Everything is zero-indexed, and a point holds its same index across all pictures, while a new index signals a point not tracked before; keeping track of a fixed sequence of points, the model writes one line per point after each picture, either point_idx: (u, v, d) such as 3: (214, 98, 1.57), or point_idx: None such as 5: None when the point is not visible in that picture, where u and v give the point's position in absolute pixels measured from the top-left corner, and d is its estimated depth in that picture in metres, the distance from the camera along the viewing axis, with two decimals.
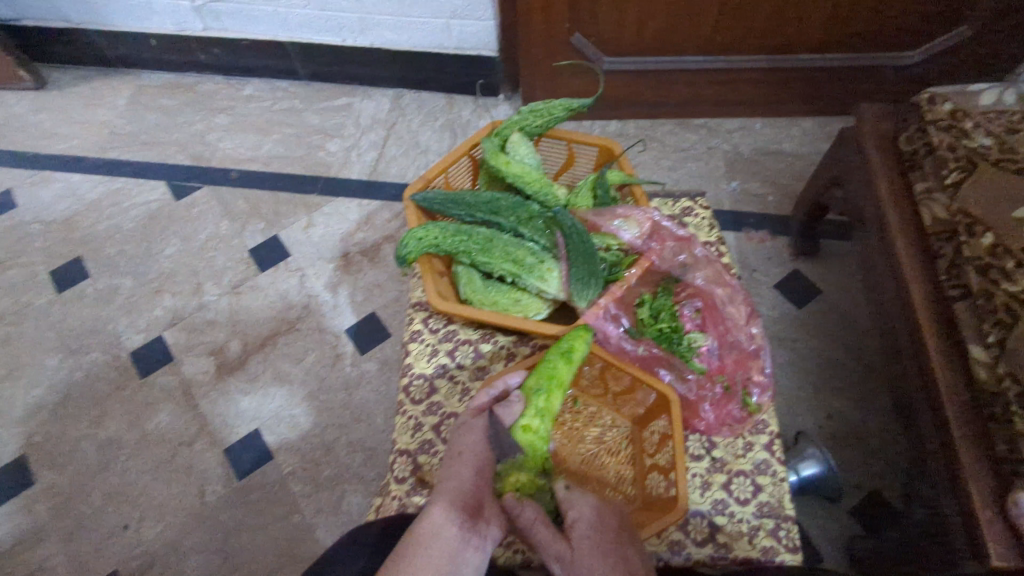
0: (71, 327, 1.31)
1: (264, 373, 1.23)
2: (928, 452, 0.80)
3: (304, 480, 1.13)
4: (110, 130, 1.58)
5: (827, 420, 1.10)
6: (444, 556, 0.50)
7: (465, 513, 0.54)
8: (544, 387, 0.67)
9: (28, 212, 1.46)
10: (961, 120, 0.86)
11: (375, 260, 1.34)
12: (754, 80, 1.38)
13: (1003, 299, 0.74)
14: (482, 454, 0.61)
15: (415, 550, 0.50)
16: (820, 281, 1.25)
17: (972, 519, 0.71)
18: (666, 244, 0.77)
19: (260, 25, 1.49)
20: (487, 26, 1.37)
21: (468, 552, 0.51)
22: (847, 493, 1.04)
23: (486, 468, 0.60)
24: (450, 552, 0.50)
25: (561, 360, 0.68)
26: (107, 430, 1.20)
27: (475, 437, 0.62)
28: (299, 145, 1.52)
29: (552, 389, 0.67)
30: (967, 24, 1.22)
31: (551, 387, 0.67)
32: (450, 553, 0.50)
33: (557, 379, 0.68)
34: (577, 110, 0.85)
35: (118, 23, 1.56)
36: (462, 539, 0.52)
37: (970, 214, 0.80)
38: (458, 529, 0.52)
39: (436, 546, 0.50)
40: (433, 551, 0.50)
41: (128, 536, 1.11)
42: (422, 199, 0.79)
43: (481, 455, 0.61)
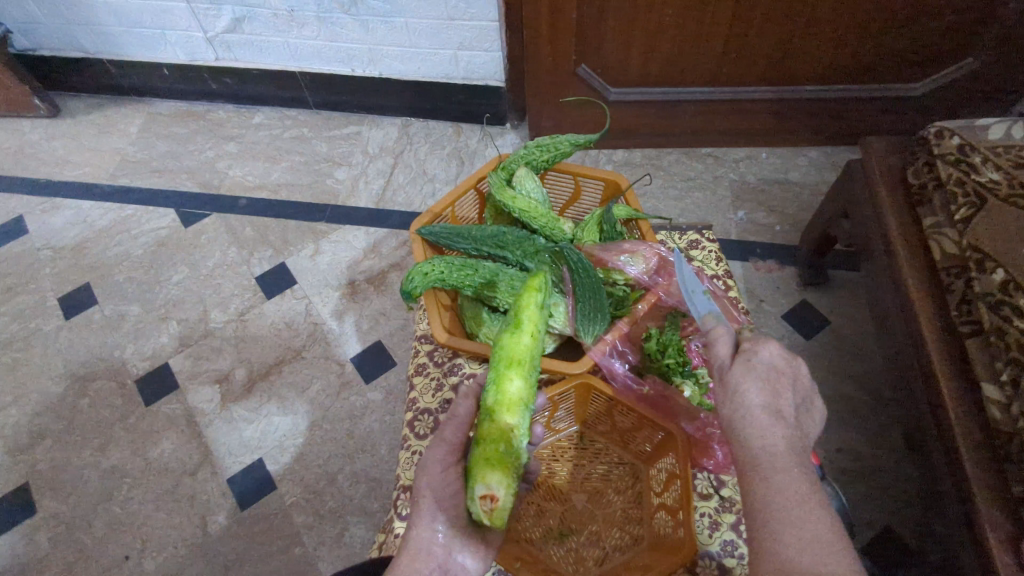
0: (77, 354, 1.31)
1: (268, 402, 1.23)
2: (942, 490, 0.79)
3: (307, 510, 1.12)
4: (122, 157, 1.60)
5: (837, 454, 1.08)
6: None
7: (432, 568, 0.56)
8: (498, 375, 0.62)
9: (39, 238, 1.48)
10: (969, 154, 0.86)
11: (381, 289, 1.34)
12: (759, 111, 1.39)
13: (1016, 336, 0.73)
14: (439, 494, 0.58)
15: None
16: (828, 311, 1.24)
17: (989, 564, 0.69)
18: (673, 280, 0.74)
19: (271, 55, 1.51)
20: (495, 57, 1.39)
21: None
22: (858, 530, 1.02)
23: (450, 509, 0.57)
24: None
25: (519, 333, 0.64)
26: (110, 458, 1.19)
27: (433, 473, 0.58)
28: (307, 173, 1.54)
29: (509, 366, 0.62)
30: (972, 56, 1.22)
31: (504, 372, 0.62)
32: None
33: (518, 353, 0.63)
34: (584, 144, 0.85)
35: (132, 53, 1.59)
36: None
37: (981, 249, 0.80)
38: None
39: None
40: None
41: (129, 567, 1.09)
42: (429, 232, 0.79)
43: (441, 496, 0.58)
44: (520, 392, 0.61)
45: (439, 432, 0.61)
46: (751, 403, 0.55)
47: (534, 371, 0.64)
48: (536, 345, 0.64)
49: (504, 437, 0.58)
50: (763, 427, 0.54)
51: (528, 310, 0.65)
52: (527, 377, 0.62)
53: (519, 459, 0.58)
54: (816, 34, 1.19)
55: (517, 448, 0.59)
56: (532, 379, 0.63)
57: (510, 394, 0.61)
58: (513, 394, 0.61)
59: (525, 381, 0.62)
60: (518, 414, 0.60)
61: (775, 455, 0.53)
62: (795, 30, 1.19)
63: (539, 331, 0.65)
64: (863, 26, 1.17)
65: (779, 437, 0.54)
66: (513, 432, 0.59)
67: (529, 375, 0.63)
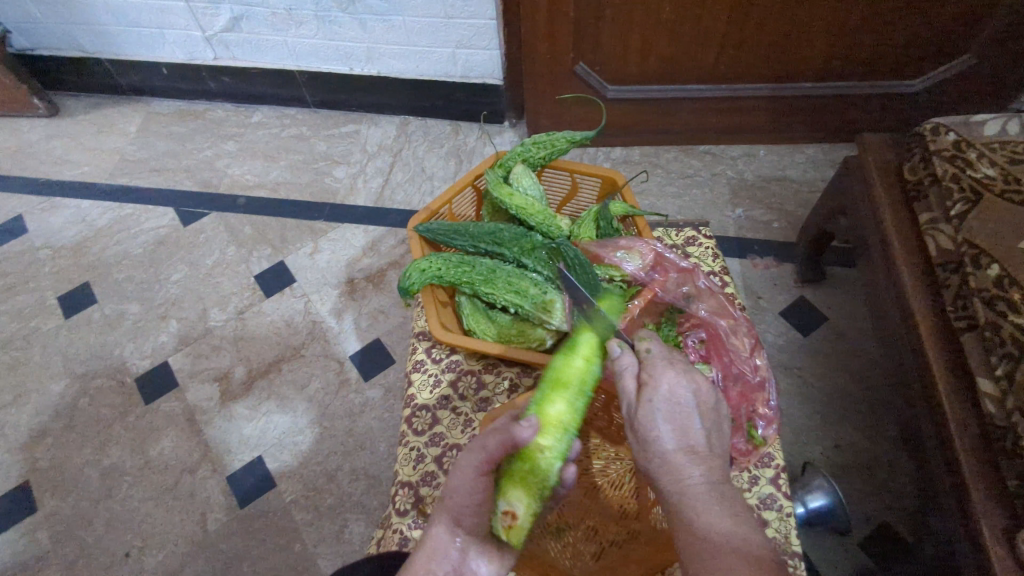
0: (76, 353, 1.32)
1: (268, 400, 1.23)
2: (938, 485, 0.79)
3: (306, 507, 1.12)
4: (120, 156, 1.60)
5: (834, 449, 1.09)
6: None
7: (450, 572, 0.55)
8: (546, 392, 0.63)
9: (38, 237, 1.48)
10: (965, 149, 0.86)
11: (380, 286, 1.35)
12: (757, 108, 1.39)
13: (1010, 330, 0.74)
14: (464, 499, 0.56)
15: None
16: (826, 308, 1.24)
17: (984, 557, 0.69)
18: (669, 276, 0.76)
19: (269, 54, 1.51)
20: (493, 55, 1.39)
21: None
22: (856, 525, 1.02)
23: (469, 516, 0.56)
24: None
25: (575, 359, 0.65)
26: (110, 456, 1.20)
27: (465, 479, 0.56)
28: (306, 171, 1.54)
29: (556, 388, 0.63)
30: (969, 53, 1.23)
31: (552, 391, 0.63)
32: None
33: (570, 378, 0.64)
34: (580, 142, 0.86)
35: (131, 52, 1.59)
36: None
37: (976, 244, 0.80)
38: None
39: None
40: None
41: (129, 564, 1.10)
42: (426, 230, 0.80)
43: (463, 503, 0.56)
44: (563, 418, 0.62)
45: (484, 440, 0.57)
46: (665, 447, 0.56)
47: (583, 399, 0.64)
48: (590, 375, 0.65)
49: (537, 458, 0.59)
50: (678, 468, 0.55)
51: (588, 339, 0.66)
52: (574, 404, 0.63)
53: (546, 483, 0.59)
54: (813, 31, 1.19)
55: (549, 472, 0.60)
56: (578, 407, 0.63)
57: (551, 416, 0.61)
58: (555, 418, 0.61)
59: (570, 407, 0.62)
60: (558, 439, 0.61)
61: (691, 497, 0.53)
62: (792, 28, 1.19)
63: (594, 362, 0.65)
64: (860, 23, 1.17)
65: (698, 474, 0.54)
66: (547, 455, 0.60)
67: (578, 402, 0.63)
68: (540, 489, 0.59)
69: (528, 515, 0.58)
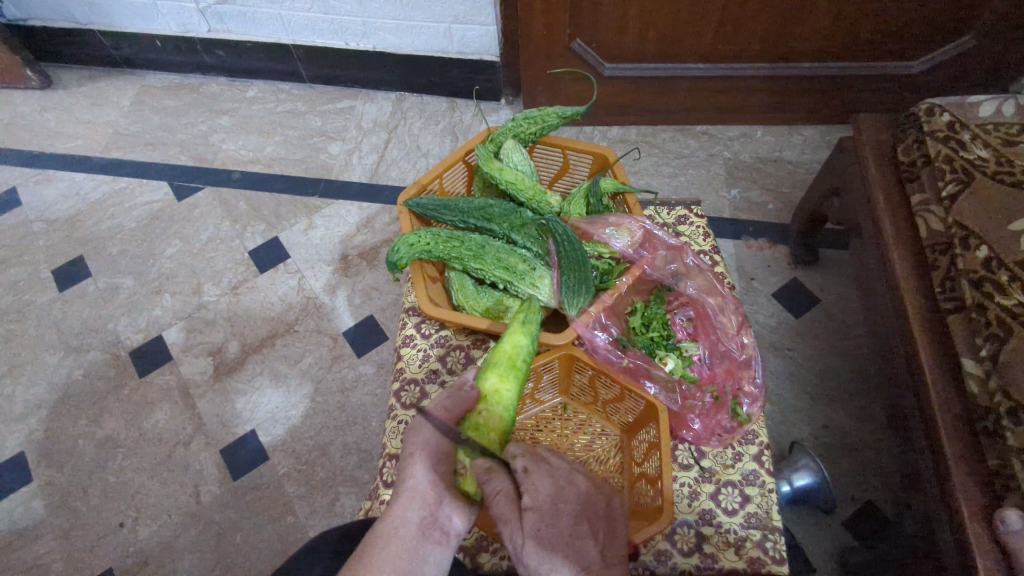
0: (71, 326, 1.32)
1: (261, 374, 1.24)
2: (920, 464, 0.80)
3: (299, 481, 1.13)
4: (115, 130, 1.59)
5: (822, 430, 1.10)
6: (402, 555, 0.53)
7: (426, 516, 0.55)
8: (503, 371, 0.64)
9: (32, 210, 1.48)
10: (959, 131, 0.86)
11: (373, 263, 1.35)
12: (755, 88, 1.38)
13: (995, 313, 0.74)
14: (438, 449, 0.59)
15: (378, 550, 0.53)
16: (818, 290, 1.24)
17: (962, 533, 0.70)
18: (658, 253, 0.76)
19: (264, 27, 1.49)
20: (490, 31, 1.37)
21: (428, 551, 0.54)
22: (840, 503, 1.03)
23: (446, 459, 0.58)
24: (408, 553, 0.53)
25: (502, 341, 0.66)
26: (105, 428, 1.21)
27: (429, 430, 0.60)
28: (300, 147, 1.53)
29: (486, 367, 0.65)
30: (970, 34, 1.21)
31: (500, 367, 0.65)
32: (410, 553, 0.53)
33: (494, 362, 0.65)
34: (571, 117, 0.85)
35: (124, 24, 1.57)
36: (419, 540, 0.54)
37: (965, 227, 0.80)
38: (416, 531, 0.54)
39: (393, 552, 0.53)
40: (390, 551, 0.53)
41: (124, 534, 1.11)
42: (416, 204, 0.80)
43: (437, 449, 0.59)
44: (498, 391, 0.64)
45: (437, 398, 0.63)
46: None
47: (515, 373, 0.65)
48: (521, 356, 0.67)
49: (481, 421, 0.62)
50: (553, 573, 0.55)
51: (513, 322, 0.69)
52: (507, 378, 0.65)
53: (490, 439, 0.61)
54: (812, 10, 1.18)
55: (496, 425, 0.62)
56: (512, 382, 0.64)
57: (485, 389, 0.64)
58: (489, 392, 0.63)
59: (504, 382, 0.64)
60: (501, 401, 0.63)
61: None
62: (790, 6, 1.17)
63: (520, 343, 0.66)
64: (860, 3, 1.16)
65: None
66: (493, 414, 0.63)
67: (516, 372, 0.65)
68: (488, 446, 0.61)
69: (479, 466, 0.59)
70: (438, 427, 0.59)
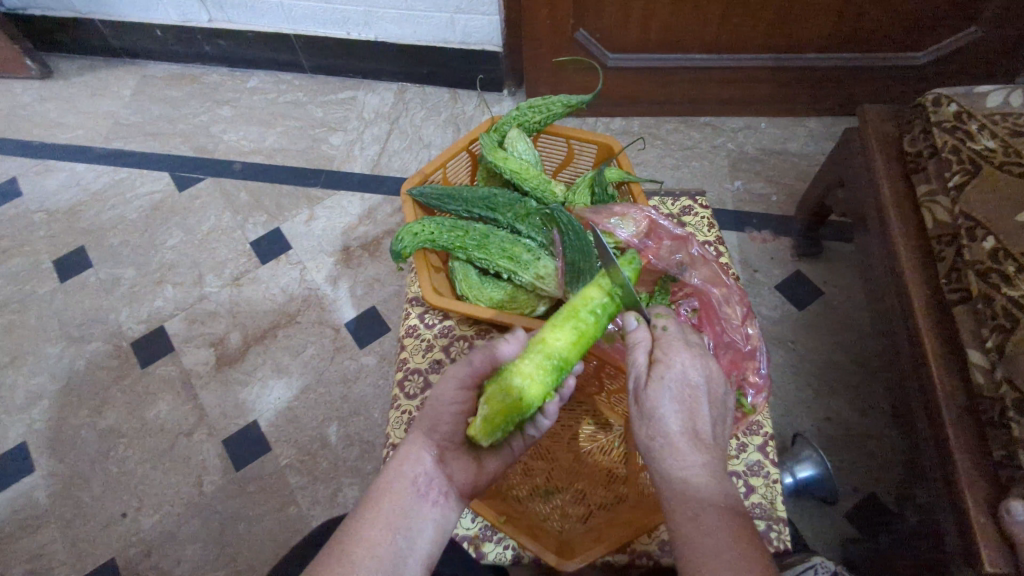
0: (73, 316, 1.32)
1: (263, 365, 1.24)
2: (924, 456, 0.80)
3: (301, 472, 1.13)
4: (115, 120, 1.59)
5: (826, 421, 1.09)
6: (399, 511, 0.53)
7: (427, 473, 0.56)
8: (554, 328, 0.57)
9: (32, 201, 1.47)
10: (966, 121, 0.85)
11: (375, 255, 1.34)
12: (759, 79, 1.37)
13: (1002, 303, 0.74)
14: (446, 409, 0.59)
15: (373, 504, 0.54)
16: (821, 282, 1.24)
17: (966, 525, 0.70)
18: (663, 243, 0.76)
19: (265, 16, 1.49)
20: (492, 20, 1.36)
21: (426, 508, 0.55)
22: (843, 495, 1.03)
23: (446, 424, 0.59)
24: (404, 507, 0.54)
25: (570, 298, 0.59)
26: (107, 418, 1.21)
27: (447, 388, 0.59)
28: (301, 138, 1.53)
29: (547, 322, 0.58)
30: (976, 24, 1.21)
31: (557, 326, 0.57)
32: (406, 509, 0.54)
33: (542, 344, 0.56)
34: (576, 106, 0.85)
35: (124, 13, 1.56)
36: (417, 496, 0.55)
37: (972, 217, 0.79)
38: (413, 488, 0.55)
39: (389, 506, 0.54)
40: (387, 509, 0.53)
41: (126, 524, 1.11)
42: (420, 193, 0.79)
43: (442, 410, 0.60)
44: (545, 351, 0.56)
45: (471, 354, 0.60)
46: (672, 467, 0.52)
47: (563, 339, 0.56)
48: (574, 356, 0.57)
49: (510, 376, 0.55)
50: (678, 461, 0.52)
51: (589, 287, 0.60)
52: (543, 366, 0.55)
53: (513, 395, 0.55)
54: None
55: (509, 409, 0.55)
56: (548, 374, 0.55)
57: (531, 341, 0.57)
58: (530, 346, 0.57)
59: (549, 340, 0.56)
60: (527, 385, 0.55)
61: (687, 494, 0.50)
62: None
63: (586, 313, 0.58)
64: None
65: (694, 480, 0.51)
66: (517, 393, 0.55)
67: (567, 338, 0.57)
68: (507, 404, 0.55)
69: (488, 421, 0.55)
70: (455, 384, 0.59)
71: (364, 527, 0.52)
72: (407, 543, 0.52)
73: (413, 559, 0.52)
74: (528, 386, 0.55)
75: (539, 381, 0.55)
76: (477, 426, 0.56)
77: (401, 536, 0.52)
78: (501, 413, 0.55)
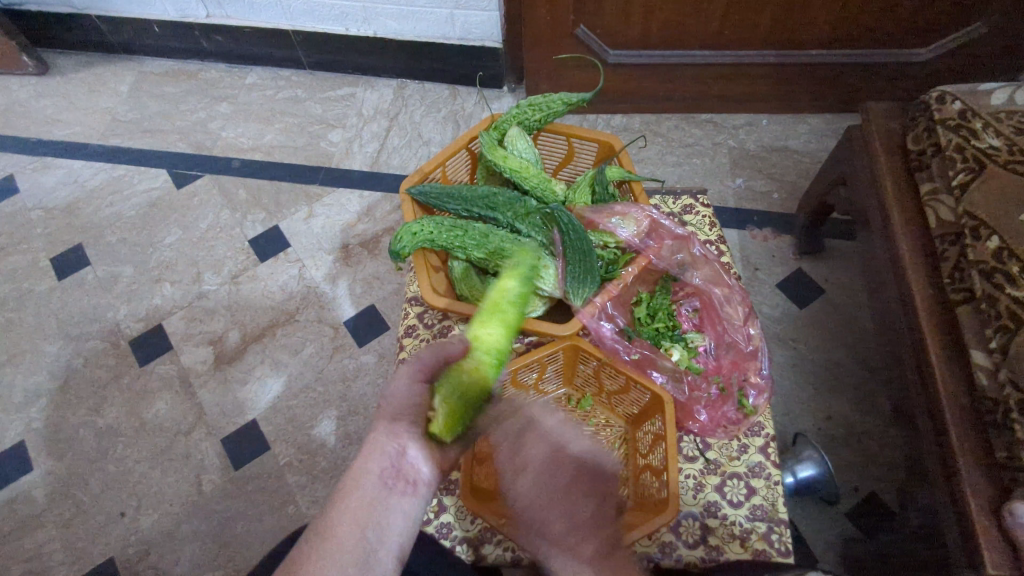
0: (70, 315, 1.31)
1: (262, 364, 1.23)
2: (927, 457, 0.79)
3: (300, 471, 1.13)
4: (113, 116, 1.58)
5: (826, 421, 1.09)
6: (364, 507, 0.52)
7: (390, 466, 0.55)
8: (486, 320, 0.67)
9: (29, 198, 1.46)
10: (970, 120, 0.84)
11: (374, 253, 1.34)
12: (761, 76, 1.36)
13: (1006, 304, 0.73)
14: (406, 403, 0.59)
15: (340, 501, 0.53)
16: (823, 280, 1.23)
17: (969, 527, 0.70)
18: (664, 243, 0.76)
19: (263, 12, 1.47)
20: (492, 16, 1.35)
21: (394, 501, 0.54)
22: (844, 494, 1.03)
23: (415, 416, 0.59)
24: (370, 504, 0.53)
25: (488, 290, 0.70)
26: (105, 417, 1.20)
27: (402, 384, 0.60)
28: (300, 134, 1.52)
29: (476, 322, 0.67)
30: (981, 21, 1.20)
31: (486, 319, 0.67)
32: (372, 503, 0.53)
33: (480, 341, 0.65)
34: (577, 104, 0.84)
35: (121, 9, 1.55)
36: (383, 490, 0.54)
37: (976, 216, 0.79)
38: (378, 481, 0.54)
39: (356, 502, 0.52)
40: (351, 505, 0.52)
41: (124, 524, 1.11)
42: (419, 192, 0.78)
43: (404, 405, 0.59)
44: (483, 341, 0.65)
45: (419, 354, 0.63)
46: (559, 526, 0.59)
47: (498, 324, 0.67)
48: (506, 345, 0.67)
49: (460, 368, 0.63)
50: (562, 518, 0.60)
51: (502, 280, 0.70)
52: (485, 359, 0.65)
53: (468, 382, 0.62)
54: None
55: (467, 399, 0.61)
56: (491, 362, 0.65)
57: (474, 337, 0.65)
58: (474, 339, 0.65)
59: (485, 328, 0.66)
60: (475, 375, 0.63)
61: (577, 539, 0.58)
62: None
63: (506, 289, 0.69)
64: None
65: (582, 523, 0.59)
66: (468, 385, 0.62)
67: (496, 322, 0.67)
68: (464, 391, 0.61)
69: (447, 411, 0.59)
70: (409, 379, 0.61)
71: (329, 527, 0.51)
72: (376, 539, 0.51)
73: (383, 553, 0.51)
74: (479, 371, 0.63)
75: (481, 365, 0.64)
76: (439, 420, 0.59)
77: (368, 529, 0.51)
78: (461, 403, 0.60)
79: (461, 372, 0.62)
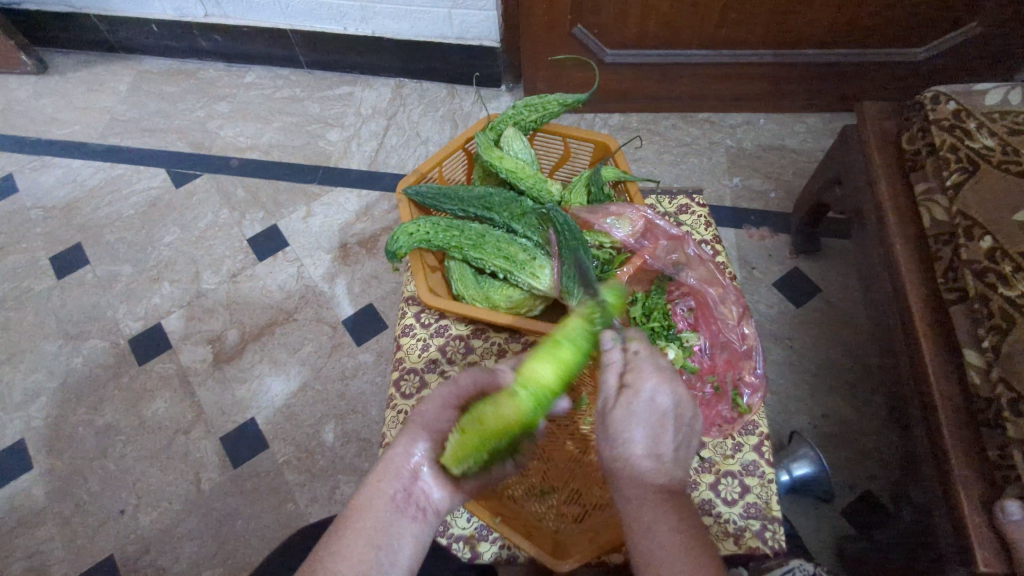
0: (70, 314, 1.32)
1: (260, 362, 1.24)
2: (920, 456, 0.80)
3: (299, 469, 1.14)
4: (112, 115, 1.58)
5: (822, 419, 1.10)
6: (377, 529, 0.53)
7: (404, 489, 0.56)
8: (542, 359, 0.56)
9: (28, 198, 1.47)
10: (965, 120, 0.85)
11: (373, 252, 1.34)
12: (757, 76, 1.36)
13: (999, 304, 0.73)
14: (430, 423, 0.59)
15: (354, 521, 0.53)
16: (819, 279, 1.24)
17: (961, 525, 0.70)
18: (659, 243, 0.76)
19: (261, 11, 1.48)
20: (489, 16, 1.35)
21: (406, 525, 0.55)
22: (839, 492, 1.04)
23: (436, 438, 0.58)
24: (383, 525, 0.54)
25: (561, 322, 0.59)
26: (105, 415, 1.21)
27: (431, 406, 0.59)
28: (298, 134, 1.52)
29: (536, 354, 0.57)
30: (977, 20, 1.20)
31: (546, 356, 0.56)
32: (383, 526, 0.53)
33: (523, 377, 0.55)
34: (573, 104, 0.84)
35: (119, 8, 1.55)
36: (395, 512, 0.54)
37: (969, 216, 0.79)
38: (391, 503, 0.55)
39: (370, 523, 0.53)
40: (366, 526, 0.53)
41: (124, 521, 1.12)
42: (416, 193, 0.79)
43: (429, 425, 0.59)
44: (534, 382, 0.55)
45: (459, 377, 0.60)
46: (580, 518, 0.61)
47: (552, 367, 0.56)
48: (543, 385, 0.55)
49: (493, 405, 0.55)
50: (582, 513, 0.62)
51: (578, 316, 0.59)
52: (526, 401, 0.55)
53: (495, 425, 0.55)
54: None
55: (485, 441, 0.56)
56: (529, 408, 0.55)
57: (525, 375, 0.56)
58: (522, 377, 0.55)
59: (538, 367, 0.56)
60: (505, 419, 0.54)
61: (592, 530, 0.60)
62: None
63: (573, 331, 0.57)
64: None
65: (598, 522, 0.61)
66: (487, 418, 0.55)
67: (555, 364, 0.56)
68: (488, 433, 0.55)
69: (459, 447, 0.56)
70: (438, 403, 0.59)
71: (341, 546, 0.52)
72: (388, 561, 0.52)
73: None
74: (512, 417, 0.54)
75: (522, 413, 0.54)
76: (455, 449, 0.56)
77: (381, 551, 0.52)
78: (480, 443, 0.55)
79: (494, 413, 0.55)
